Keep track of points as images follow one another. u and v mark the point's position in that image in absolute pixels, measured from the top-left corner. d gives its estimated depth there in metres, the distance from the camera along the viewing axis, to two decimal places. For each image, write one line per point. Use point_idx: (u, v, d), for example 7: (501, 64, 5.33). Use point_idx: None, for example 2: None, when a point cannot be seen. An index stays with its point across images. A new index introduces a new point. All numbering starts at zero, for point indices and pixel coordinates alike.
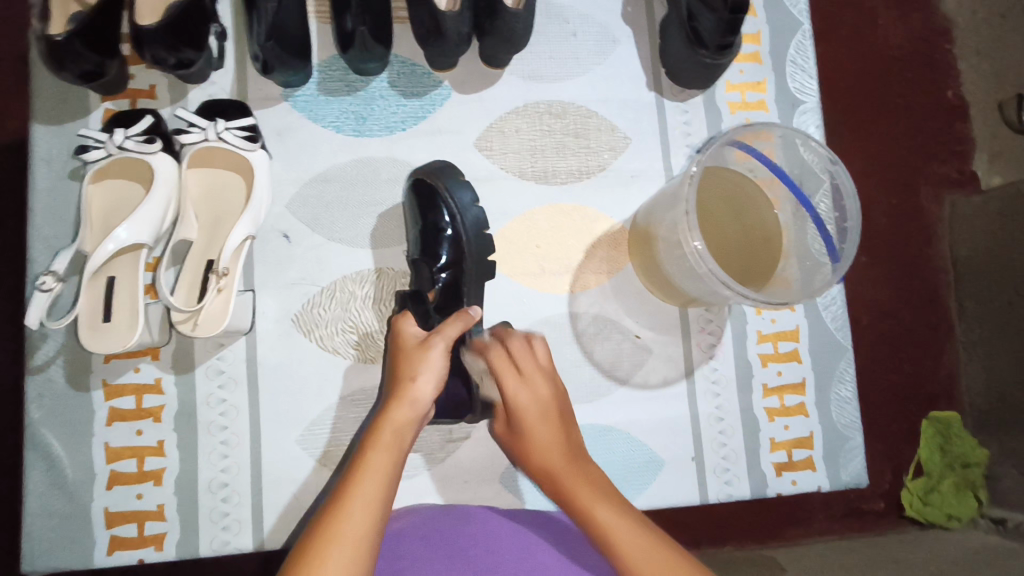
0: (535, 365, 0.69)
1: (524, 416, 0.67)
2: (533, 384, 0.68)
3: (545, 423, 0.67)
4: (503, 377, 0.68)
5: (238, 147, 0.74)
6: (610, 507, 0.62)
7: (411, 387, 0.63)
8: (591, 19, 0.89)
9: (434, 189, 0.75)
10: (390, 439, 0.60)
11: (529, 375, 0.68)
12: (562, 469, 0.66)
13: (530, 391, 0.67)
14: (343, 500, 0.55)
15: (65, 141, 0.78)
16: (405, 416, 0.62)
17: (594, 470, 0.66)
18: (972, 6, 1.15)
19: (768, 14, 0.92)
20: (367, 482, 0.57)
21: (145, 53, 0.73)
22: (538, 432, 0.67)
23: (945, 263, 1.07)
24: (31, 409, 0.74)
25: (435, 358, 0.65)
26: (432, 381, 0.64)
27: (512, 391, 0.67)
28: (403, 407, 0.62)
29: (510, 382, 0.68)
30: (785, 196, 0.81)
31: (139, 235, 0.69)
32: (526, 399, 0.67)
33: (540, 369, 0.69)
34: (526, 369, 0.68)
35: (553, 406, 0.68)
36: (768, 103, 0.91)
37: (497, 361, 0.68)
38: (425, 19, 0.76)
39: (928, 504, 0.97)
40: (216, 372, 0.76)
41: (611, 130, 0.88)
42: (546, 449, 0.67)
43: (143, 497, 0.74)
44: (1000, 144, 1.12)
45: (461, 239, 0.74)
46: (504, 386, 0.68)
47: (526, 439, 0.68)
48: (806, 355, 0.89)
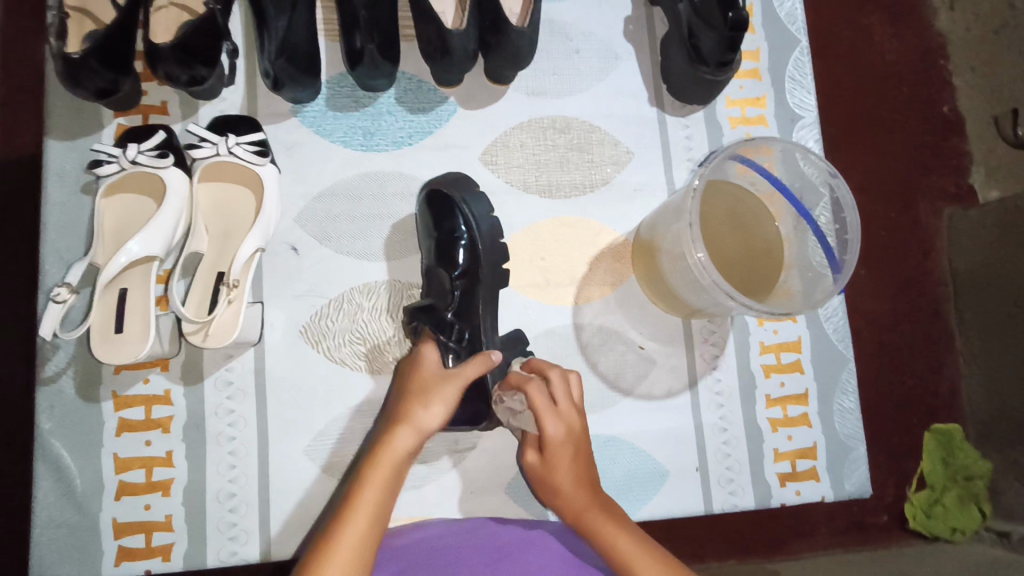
0: (569, 401, 0.68)
1: (558, 452, 0.67)
2: (567, 417, 0.67)
3: (574, 463, 0.67)
4: (542, 418, 0.66)
5: (249, 161, 0.76)
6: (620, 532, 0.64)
7: (421, 416, 0.64)
8: (593, 36, 0.91)
9: (449, 198, 0.77)
10: (393, 465, 0.61)
11: (565, 410, 0.67)
12: (587, 505, 0.66)
13: (566, 427, 0.67)
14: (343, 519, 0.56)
15: (79, 155, 0.80)
16: (409, 442, 0.62)
17: (609, 502, 0.67)
18: (967, 24, 1.17)
19: (766, 31, 0.94)
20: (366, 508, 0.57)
21: (158, 70, 0.75)
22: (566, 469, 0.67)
23: (945, 276, 1.08)
24: (41, 420, 0.74)
25: (449, 390, 0.65)
26: (443, 413, 0.65)
27: (549, 426, 0.66)
28: (410, 435, 0.63)
29: (548, 419, 0.66)
30: (785, 210, 0.83)
31: (151, 248, 0.70)
32: (560, 436, 0.67)
33: (574, 407, 0.68)
34: (563, 405, 0.67)
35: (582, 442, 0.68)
36: (767, 119, 0.93)
37: (537, 401, 0.66)
38: (432, 37, 0.78)
39: (931, 517, 0.97)
40: (225, 383, 0.77)
41: (614, 144, 0.89)
42: (573, 490, 0.67)
43: (151, 508, 0.74)
44: (997, 159, 1.14)
45: (476, 249, 0.75)
46: (541, 423, 0.66)
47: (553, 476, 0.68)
48: (808, 365, 0.90)
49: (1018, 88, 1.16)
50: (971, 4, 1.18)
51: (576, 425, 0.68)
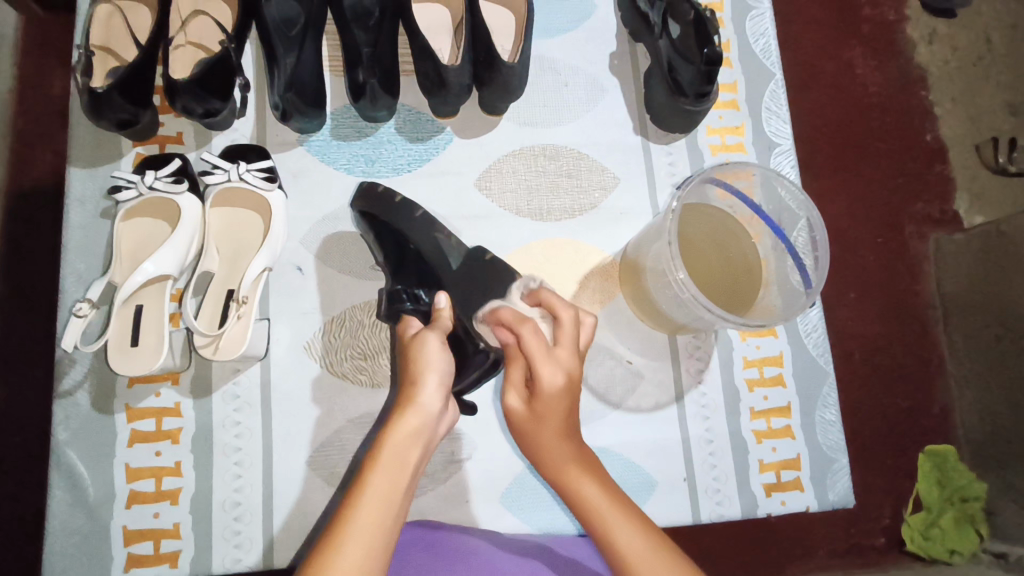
0: (566, 346, 0.66)
1: (549, 400, 0.65)
2: (564, 365, 0.65)
3: (563, 413, 0.66)
4: (538, 364, 0.64)
5: (258, 187, 0.81)
6: (601, 491, 0.64)
7: (420, 393, 0.65)
8: (581, 71, 0.97)
9: (366, 212, 0.83)
10: (401, 447, 0.62)
11: (561, 357, 0.65)
12: (568, 464, 0.66)
13: (563, 375, 0.65)
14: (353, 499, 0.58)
15: (99, 182, 0.85)
16: (413, 421, 0.64)
17: (593, 463, 0.67)
18: (945, 57, 1.24)
19: (743, 65, 1.01)
20: (376, 491, 0.58)
21: (176, 103, 0.80)
22: (557, 417, 0.66)
23: (934, 299, 1.13)
24: (57, 431, 0.78)
25: (436, 356, 0.68)
26: (438, 383, 0.67)
27: (544, 373, 0.64)
28: (414, 414, 0.64)
29: (543, 366, 0.64)
30: (765, 232, 0.88)
31: (165, 267, 0.75)
32: (555, 381, 0.64)
33: (572, 352, 0.66)
34: (558, 352, 0.65)
35: (576, 391, 0.66)
36: (746, 146, 0.98)
37: (533, 344, 0.64)
38: (430, 71, 0.84)
39: (928, 539, 1.01)
40: (232, 396, 0.81)
41: (601, 170, 0.95)
42: (552, 443, 0.67)
43: (159, 516, 0.77)
44: (980, 185, 1.19)
45: (410, 225, 0.81)
46: (537, 369, 0.64)
47: (540, 424, 0.67)
48: (790, 379, 0.93)
49: (994, 118, 1.23)
50: (948, 39, 1.25)
51: (574, 371, 0.66)
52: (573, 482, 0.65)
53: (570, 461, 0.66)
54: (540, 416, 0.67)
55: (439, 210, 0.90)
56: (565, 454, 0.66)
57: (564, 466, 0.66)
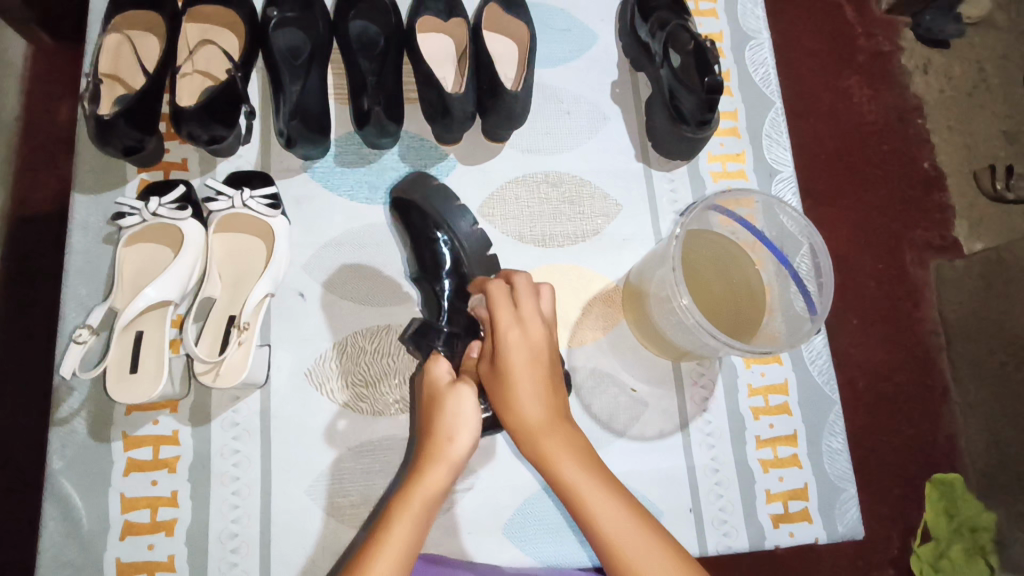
0: (532, 306, 0.68)
1: (512, 355, 0.65)
2: (524, 326, 0.67)
3: (528, 371, 0.65)
4: (497, 312, 0.67)
5: (261, 213, 0.81)
6: (583, 468, 0.62)
7: (449, 446, 0.63)
8: (583, 99, 0.98)
9: (409, 200, 0.85)
10: (423, 500, 0.61)
11: (526, 316, 0.67)
12: (541, 423, 0.64)
13: (525, 329, 0.66)
14: (373, 550, 0.58)
15: (102, 209, 0.85)
16: (440, 477, 0.62)
17: (576, 435, 0.64)
18: (940, 86, 1.26)
19: (743, 94, 1.02)
20: (394, 543, 0.58)
21: (182, 129, 0.81)
22: (519, 377, 0.65)
23: (936, 325, 1.12)
24: (52, 459, 0.77)
25: (468, 409, 0.65)
26: (467, 441, 0.64)
27: (505, 326, 0.66)
28: (440, 468, 0.62)
29: (505, 315, 0.67)
30: (768, 258, 0.88)
31: (166, 293, 0.75)
32: (515, 342, 0.66)
33: (539, 311, 0.68)
34: (523, 307, 0.68)
35: (541, 357, 0.66)
36: (747, 173, 0.99)
37: (495, 302, 0.68)
38: (434, 99, 0.85)
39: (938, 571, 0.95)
40: (231, 424, 0.79)
41: (604, 197, 0.95)
42: (519, 394, 0.64)
43: (154, 547, 0.76)
44: (978, 212, 1.20)
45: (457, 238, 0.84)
46: (498, 321, 0.67)
47: (506, 387, 0.65)
48: (796, 408, 0.92)
49: (991, 146, 1.24)
50: (943, 68, 1.27)
51: (535, 331, 0.67)
52: (550, 453, 0.63)
53: (551, 431, 0.63)
54: (502, 379, 0.65)
55: None
56: (541, 421, 0.64)
57: (540, 431, 0.63)
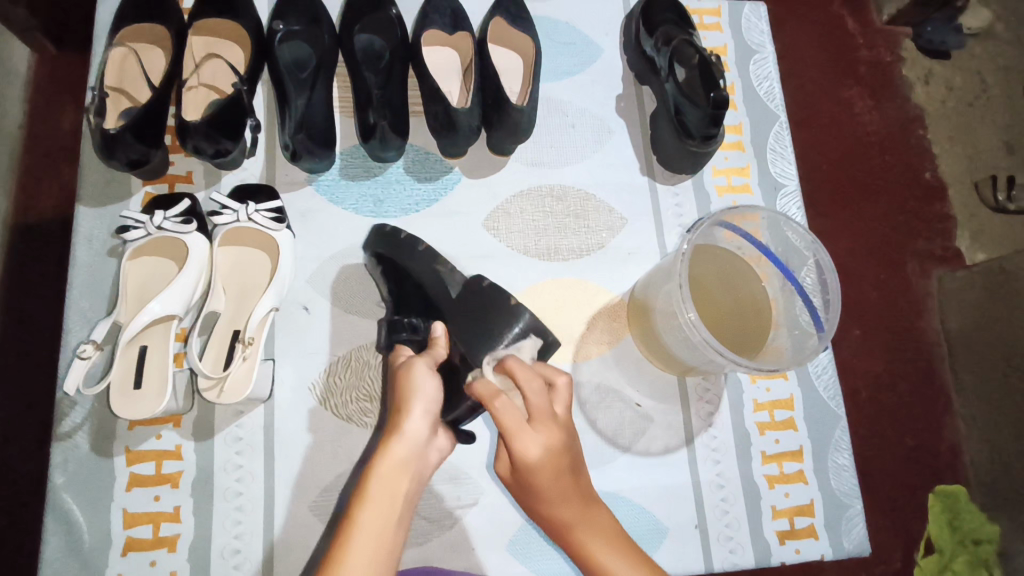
0: (545, 412, 0.62)
1: (533, 472, 0.63)
2: (540, 435, 0.62)
3: (552, 481, 0.65)
4: (512, 435, 0.61)
5: (267, 227, 0.81)
6: (618, 555, 0.65)
7: (405, 421, 0.64)
8: (588, 112, 0.98)
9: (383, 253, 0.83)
10: (389, 473, 0.62)
11: (540, 424, 0.62)
12: (575, 518, 0.67)
13: (545, 444, 0.62)
14: (348, 529, 0.58)
15: (107, 222, 0.85)
16: (401, 448, 0.63)
17: (604, 518, 0.68)
18: (942, 97, 1.26)
19: (747, 107, 1.02)
20: (363, 522, 0.58)
21: (187, 143, 0.81)
22: (547, 487, 0.65)
23: (939, 337, 1.12)
24: (54, 475, 0.76)
25: (423, 380, 0.65)
26: (426, 413, 0.65)
27: (523, 447, 0.61)
28: (400, 442, 0.63)
29: (518, 435, 0.61)
30: (772, 272, 0.87)
31: (171, 307, 0.74)
32: (535, 451, 0.62)
33: (552, 411, 0.63)
34: (536, 415, 0.62)
35: (561, 461, 0.64)
36: (751, 187, 0.99)
37: (508, 421, 0.60)
38: (439, 113, 0.85)
39: None
40: (234, 439, 0.79)
41: (608, 211, 0.95)
42: (551, 496, 0.66)
43: (156, 564, 0.75)
44: (981, 223, 1.20)
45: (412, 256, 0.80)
46: (513, 442, 0.61)
47: (534, 492, 0.67)
48: (801, 423, 0.92)
49: (993, 157, 1.24)
50: (944, 79, 1.27)
51: (554, 438, 0.63)
52: (585, 544, 0.66)
53: (579, 523, 0.67)
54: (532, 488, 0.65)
55: (446, 248, 0.89)
56: (572, 516, 0.67)
57: (572, 526, 0.67)
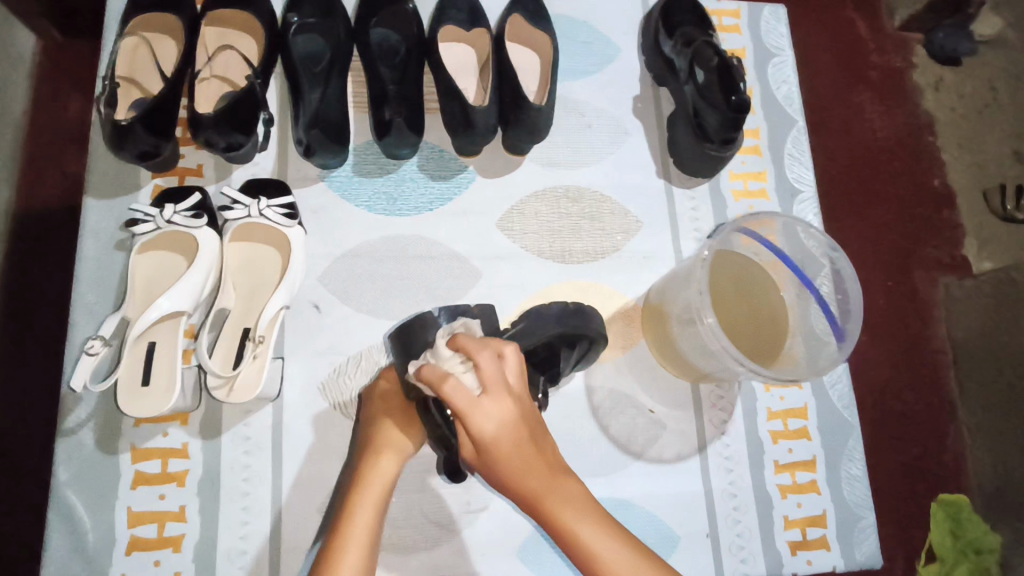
0: (499, 383, 0.63)
1: (495, 445, 0.63)
2: (494, 408, 0.62)
3: (516, 452, 0.63)
4: (473, 421, 0.62)
5: (278, 223, 0.79)
6: (589, 524, 0.62)
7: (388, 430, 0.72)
8: (604, 113, 0.97)
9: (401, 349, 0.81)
10: (382, 473, 0.68)
11: (489, 400, 0.62)
12: (545, 487, 0.63)
13: (503, 412, 0.63)
14: (337, 543, 0.62)
15: (116, 215, 0.84)
16: (396, 451, 0.70)
17: (575, 487, 0.64)
18: (953, 104, 1.25)
19: (765, 111, 1.01)
20: (359, 514, 0.64)
21: (199, 136, 0.79)
22: (510, 457, 0.63)
23: (944, 344, 1.11)
24: (58, 471, 0.75)
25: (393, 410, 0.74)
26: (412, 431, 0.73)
27: (478, 424, 0.62)
28: (393, 446, 0.70)
29: (474, 420, 0.62)
30: (789, 278, 0.85)
31: (180, 303, 0.73)
32: (492, 427, 0.62)
33: (510, 385, 0.64)
34: (489, 390, 0.62)
35: (522, 432, 0.64)
36: (768, 192, 0.97)
37: (459, 401, 0.61)
38: (456, 112, 0.83)
39: None
40: (242, 438, 0.78)
41: (623, 214, 0.93)
42: (517, 464, 0.63)
43: (160, 564, 0.74)
44: (989, 232, 1.18)
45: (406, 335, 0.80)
46: (471, 421, 0.62)
47: (496, 465, 0.64)
48: (815, 432, 0.91)
49: (1002, 167, 1.22)
50: (955, 86, 1.26)
51: (510, 411, 0.63)
52: (553, 512, 0.62)
53: (547, 494, 0.63)
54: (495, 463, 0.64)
55: (460, 248, 0.88)
56: (540, 485, 0.63)
57: (542, 498, 0.63)
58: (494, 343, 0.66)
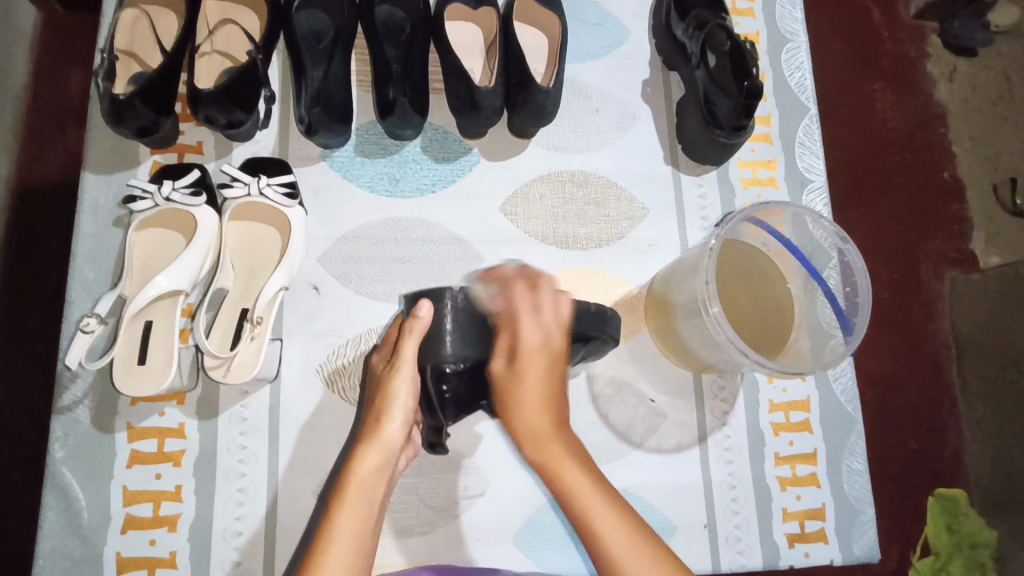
0: (553, 317, 0.68)
1: (533, 355, 0.65)
2: (550, 330, 0.67)
3: (546, 377, 0.65)
4: (523, 321, 0.66)
5: (278, 203, 0.78)
6: (591, 489, 0.60)
7: (386, 416, 0.64)
8: (612, 97, 0.95)
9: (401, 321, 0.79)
10: (370, 466, 0.61)
11: (545, 322, 0.67)
12: (552, 437, 0.63)
13: (544, 337, 0.66)
14: (337, 504, 0.59)
15: (114, 190, 0.82)
16: (386, 442, 0.63)
17: (580, 449, 0.64)
18: (966, 95, 1.22)
19: (777, 98, 0.99)
20: (345, 514, 0.58)
21: (199, 112, 0.77)
22: (534, 383, 0.64)
23: (948, 339, 1.09)
24: (54, 448, 0.74)
25: (401, 388, 0.65)
26: (403, 413, 0.65)
27: (527, 332, 0.66)
28: (382, 439, 0.63)
29: (527, 323, 0.66)
30: (796, 269, 0.84)
31: (177, 282, 0.72)
32: (535, 344, 0.65)
33: (557, 322, 0.68)
34: (545, 316, 0.67)
35: (557, 364, 0.66)
36: (778, 181, 0.96)
37: (521, 304, 0.68)
38: (462, 92, 0.82)
39: None
40: (239, 419, 0.77)
41: (629, 200, 0.92)
42: (537, 396, 0.64)
43: (156, 543, 0.74)
44: (997, 226, 1.17)
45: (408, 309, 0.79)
46: (520, 323, 0.66)
47: (516, 390, 0.64)
48: (817, 425, 0.90)
49: (1014, 159, 1.20)
50: (969, 77, 1.23)
51: (556, 341, 0.66)
52: (556, 461, 0.62)
53: (552, 443, 0.63)
54: (519, 382, 0.64)
55: (463, 232, 0.87)
56: (548, 429, 0.63)
57: (546, 443, 0.62)
58: (552, 284, 0.71)
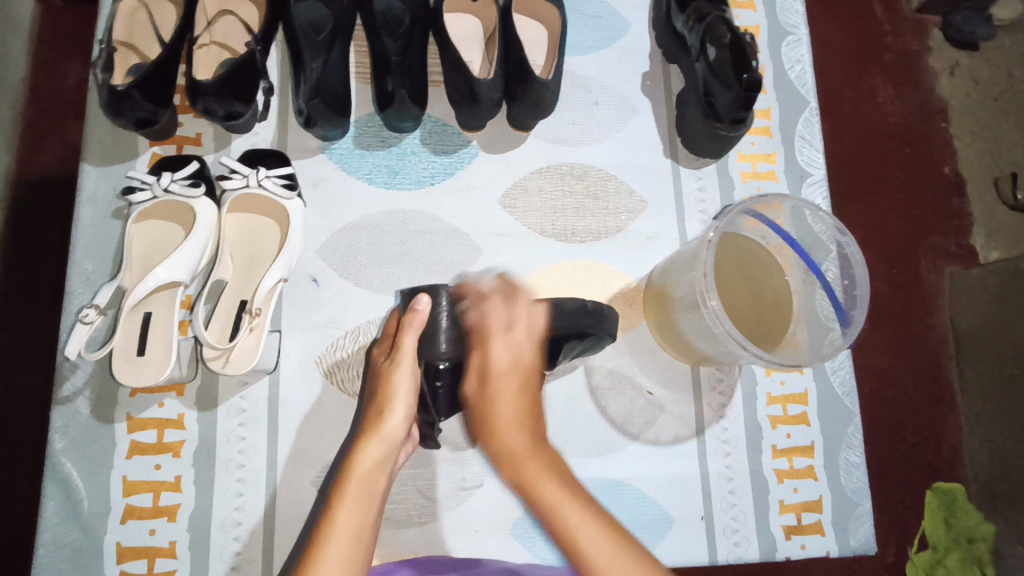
0: (525, 329, 0.68)
1: (501, 372, 0.64)
2: (518, 344, 0.66)
3: (520, 391, 0.64)
4: (491, 342, 0.66)
5: (277, 194, 0.78)
6: (569, 501, 0.57)
7: (387, 411, 0.65)
8: (612, 89, 0.95)
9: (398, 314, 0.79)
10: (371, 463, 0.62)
11: (513, 335, 0.67)
12: (526, 453, 0.60)
13: (513, 354, 0.65)
14: (336, 499, 0.59)
15: (113, 181, 0.82)
16: (384, 440, 0.63)
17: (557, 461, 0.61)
18: (967, 90, 1.22)
19: (777, 91, 0.99)
20: (345, 506, 0.58)
21: (197, 104, 0.77)
22: (506, 398, 0.63)
23: (947, 333, 1.09)
24: (55, 438, 0.75)
25: (401, 385, 0.66)
26: (404, 407, 0.65)
27: (494, 349, 0.65)
28: (382, 434, 0.63)
29: (496, 343, 0.66)
30: (795, 262, 0.84)
31: (176, 273, 0.72)
32: (506, 359, 0.65)
33: (528, 336, 0.68)
34: (515, 331, 0.67)
35: (529, 374, 0.65)
36: (778, 174, 0.96)
37: (489, 321, 0.67)
38: (461, 84, 0.81)
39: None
40: (238, 410, 0.77)
41: (628, 193, 0.92)
42: (508, 415, 0.62)
43: (155, 533, 0.74)
44: (997, 221, 1.16)
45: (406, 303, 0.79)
46: (489, 345, 0.66)
47: (488, 409, 0.63)
48: (815, 418, 0.90)
49: (1015, 154, 1.20)
50: (971, 71, 1.22)
51: (526, 352, 0.66)
52: (530, 478, 0.59)
53: (526, 458, 0.60)
54: (492, 400, 0.63)
55: (462, 225, 0.87)
56: (522, 446, 0.61)
57: (520, 459, 0.60)
58: (528, 296, 0.72)
